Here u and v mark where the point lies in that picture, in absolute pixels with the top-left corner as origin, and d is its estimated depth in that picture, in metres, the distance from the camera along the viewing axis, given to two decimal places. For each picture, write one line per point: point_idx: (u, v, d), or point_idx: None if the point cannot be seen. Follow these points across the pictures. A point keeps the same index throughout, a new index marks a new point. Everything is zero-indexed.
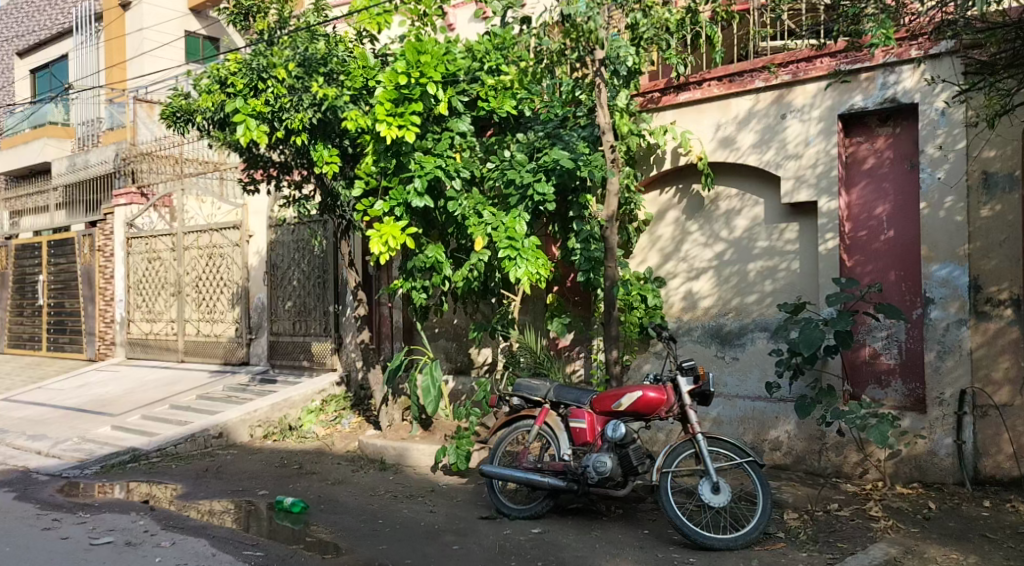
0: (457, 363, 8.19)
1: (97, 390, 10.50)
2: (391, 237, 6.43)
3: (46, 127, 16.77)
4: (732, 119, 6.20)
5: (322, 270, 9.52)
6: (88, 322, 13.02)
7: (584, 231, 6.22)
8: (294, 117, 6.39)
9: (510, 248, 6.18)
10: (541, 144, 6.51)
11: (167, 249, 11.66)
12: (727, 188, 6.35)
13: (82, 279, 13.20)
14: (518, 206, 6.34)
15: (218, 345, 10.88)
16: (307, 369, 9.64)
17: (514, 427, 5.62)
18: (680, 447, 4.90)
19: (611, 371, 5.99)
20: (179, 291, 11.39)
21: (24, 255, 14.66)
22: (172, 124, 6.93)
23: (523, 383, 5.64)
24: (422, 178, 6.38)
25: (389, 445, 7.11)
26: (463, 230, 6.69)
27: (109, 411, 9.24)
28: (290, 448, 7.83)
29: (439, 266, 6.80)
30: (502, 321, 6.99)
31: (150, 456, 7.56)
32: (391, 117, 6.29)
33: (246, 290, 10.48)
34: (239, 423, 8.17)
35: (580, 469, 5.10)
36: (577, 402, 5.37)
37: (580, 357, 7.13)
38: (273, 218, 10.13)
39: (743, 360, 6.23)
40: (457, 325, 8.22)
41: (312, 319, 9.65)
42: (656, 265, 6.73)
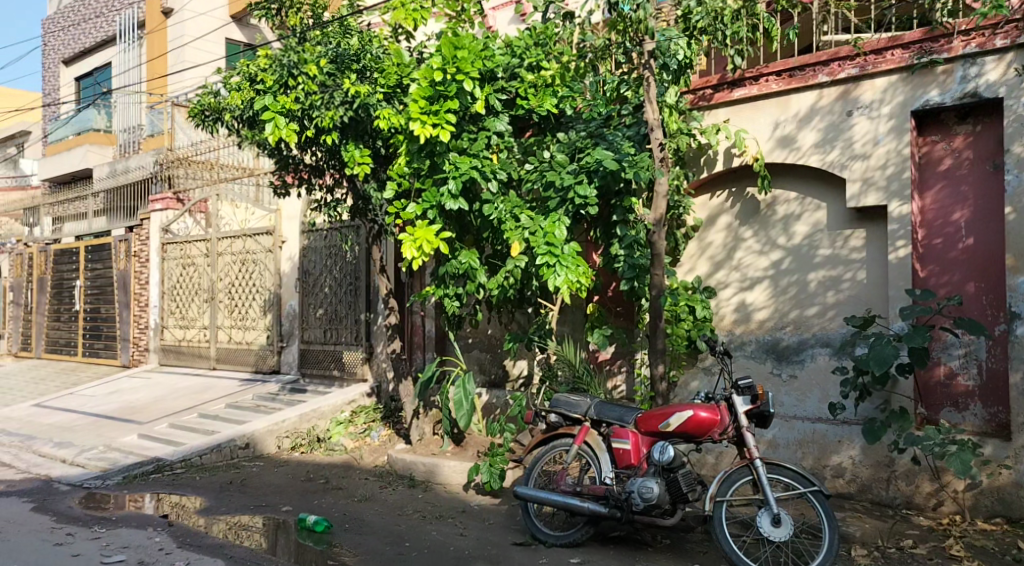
0: (491, 375, 7.80)
1: (127, 397, 10.36)
2: (424, 241, 6.06)
3: (89, 134, 17.33)
4: (792, 117, 5.74)
5: (354, 277, 9.24)
6: (123, 328, 12.97)
7: (629, 236, 5.78)
8: (325, 115, 6.08)
9: (548, 254, 5.77)
10: (583, 144, 6.11)
11: (201, 254, 11.54)
12: (785, 192, 5.87)
13: (118, 285, 13.17)
14: (559, 209, 5.93)
15: (249, 353, 10.67)
16: (337, 378, 9.35)
17: (551, 446, 5.19)
18: (736, 474, 4.44)
19: (657, 388, 5.54)
20: (212, 297, 11.24)
21: (63, 260, 14.74)
22: (201, 122, 6.71)
23: (562, 400, 5.21)
24: (456, 179, 6.05)
25: (419, 461, 6.73)
26: (499, 235, 6.32)
27: (138, 419, 9.07)
28: (317, 461, 7.52)
29: (473, 274, 6.44)
30: (540, 331, 6.58)
31: (174, 466, 7.32)
32: (425, 115, 5.95)
33: (278, 296, 10.27)
34: (266, 433, 7.89)
35: (624, 495, 4.66)
36: (620, 420, 4.92)
37: (623, 371, 6.69)
38: (306, 223, 9.91)
39: (802, 378, 5.74)
40: (492, 336, 7.84)
41: (343, 327, 9.37)
42: (705, 274, 6.29)
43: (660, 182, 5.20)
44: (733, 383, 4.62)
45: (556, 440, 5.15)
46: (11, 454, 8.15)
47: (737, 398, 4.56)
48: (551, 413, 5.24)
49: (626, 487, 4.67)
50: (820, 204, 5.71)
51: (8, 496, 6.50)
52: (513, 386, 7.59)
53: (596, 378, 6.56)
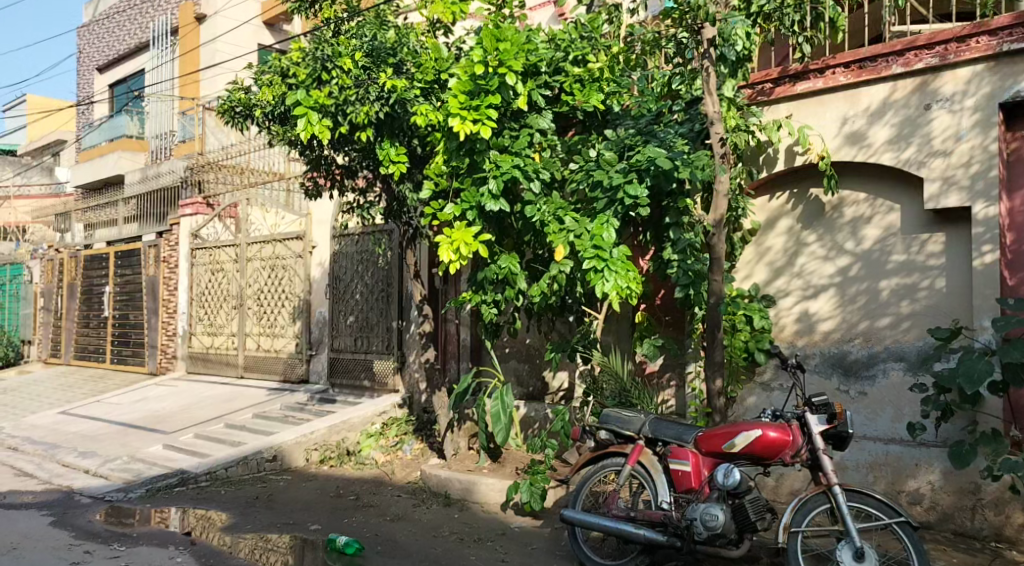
0: (529, 387, 7.42)
1: (154, 406, 10.16)
2: (462, 244, 5.71)
3: (122, 140, 17.45)
4: (862, 112, 5.30)
5: (386, 283, 8.93)
6: (151, 335, 12.81)
7: (683, 240, 5.36)
8: (360, 110, 5.76)
9: (596, 258, 5.36)
10: (632, 141, 5.71)
11: (230, 260, 11.33)
12: (854, 193, 5.43)
13: (146, 291, 13.04)
14: (606, 210, 5.53)
15: (277, 362, 10.41)
16: (368, 389, 9.02)
17: (600, 465, 4.76)
18: (812, 502, 4.00)
19: (715, 404, 5.12)
20: (241, 304, 11.01)
21: (93, 266, 14.68)
22: (230, 120, 6.44)
23: (612, 415, 4.79)
24: (497, 179, 5.69)
25: (455, 477, 6.35)
26: (541, 238, 5.94)
27: (164, 429, 8.83)
28: (347, 475, 7.19)
29: (513, 280, 6.07)
30: (585, 341, 6.20)
31: (199, 479, 7.04)
32: (465, 110, 5.63)
33: (308, 303, 10.02)
34: (295, 446, 7.59)
35: (684, 522, 4.23)
36: (679, 439, 4.50)
37: (672, 385, 6.27)
38: (337, 228, 9.63)
39: (872, 395, 5.27)
40: (531, 346, 7.46)
41: (374, 336, 9.06)
42: (764, 281, 5.85)
43: (720, 181, 4.77)
44: (806, 399, 4.17)
45: (607, 460, 4.73)
46: (34, 464, 7.98)
47: (811, 416, 4.13)
48: (601, 430, 4.82)
49: (686, 514, 4.25)
50: (893, 205, 5.25)
51: (27, 509, 6.31)
52: (552, 399, 7.23)
53: (644, 393, 6.14)
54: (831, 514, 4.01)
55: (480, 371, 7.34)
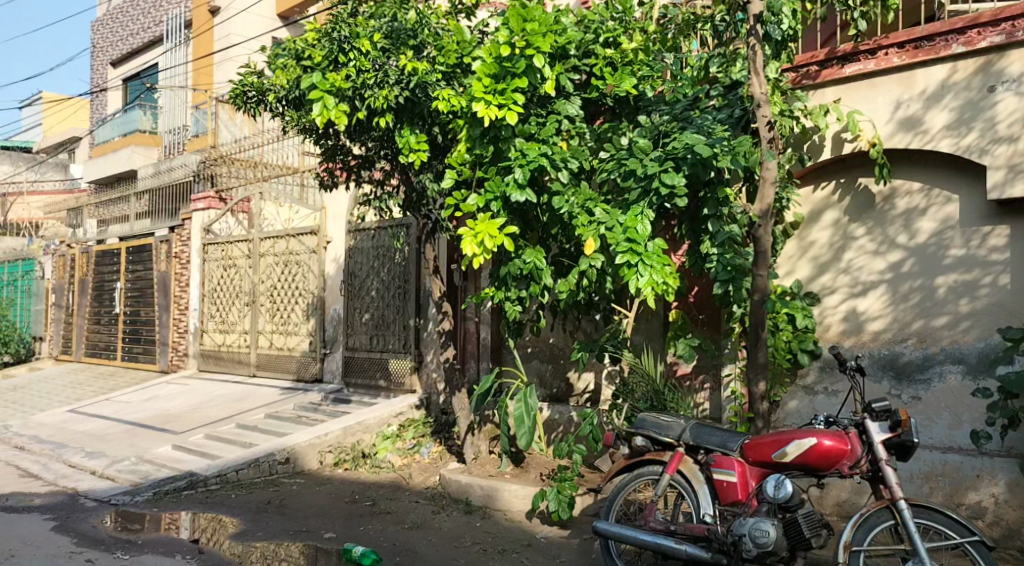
0: (553, 389, 7.09)
1: (164, 405, 9.91)
2: (487, 237, 5.36)
3: (136, 135, 17.36)
4: (918, 95, 4.93)
5: (403, 280, 8.63)
6: (162, 332, 12.58)
7: (722, 233, 5.01)
8: (378, 94, 5.48)
9: (629, 251, 5.01)
10: (667, 127, 5.37)
11: (243, 256, 11.07)
12: (906, 182, 5.06)
13: (157, 287, 12.81)
14: (640, 200, 5.19)
15: (290, 360, 10.13)
16: (383, 389, 8.72)
17: (636, 474, 4.42)
18: (874, 518, 3.64)
19: (758, 409, 4.76)
20: (253, 300, 10.74)
21: (105, 262, 14.48)
22: (243, 106, 6.14)
23: (649, 420, 4.42)
24: (523, 168, 5.37)
25: (477, 483, 6.02)
26: (570, 232, 5.60)
27: (173, 429, 8.56)
28: (362, 480, 6.89)
29: (540, 275, 5.75)
30: (615, 338, 5.84)
31: (209, 482, 6.76)
32: (490, 94, 5.32)
33: (322, 300, 9.73)
34: (308, 447, 7.28)
35: (730, 538, 3.87)
36: (723, 447, 4.12)
37: (706, 387, 5.91)
38: (353, 223, 9.34)
39: (927, 401, 4.89)
40: (554, 345, 7.13)
41: (390, 334, 8.76)
42: (807, 277, 5.48)
43: (767, 167, 4.40)
44: (865, 405, 3.81)
45: (643, 469, 4.36)
46: (40, 464, 7.75)
47: (872, 423, 3.76)
48: (637, 436, 4.45)
49: (732, 529, 3.88)
50: (951, 195, 4.87)
51: (30, 512, 6.06)
52: (577, 401, 6.91)
53: (678, 395, 5.80)
54: (895, 531, 3.66)
55: (502, 372, 7.00)
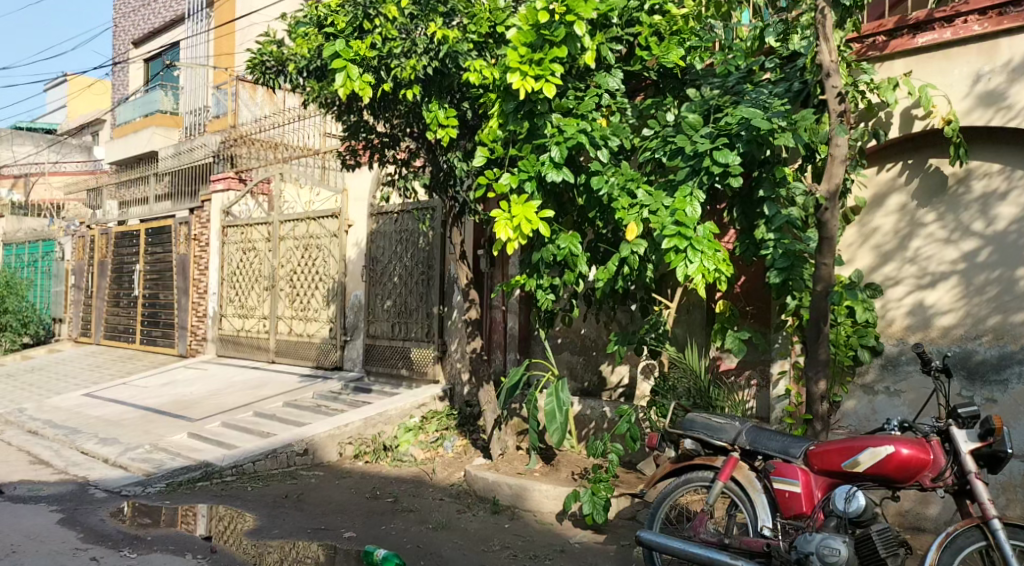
0: (585, 382, 6.72)
1: (181, 391, 9.67)
2: (523, 220, 4.96)
3: (156, 116, 17.18)
4: (1001, 67, 4.44)
5: (427, 266, 8.28)
6: (180, 316, 12.36)
7: (780, 216, 4.58)
8: (405, 64, 5.14)
9: (678, 236, 4.59)
10: (719, 102, 4.94)
11: (262, 239, 10.78)
12: (984, 164, 4.59)
13: (176, 270, 12.58)
14: (687, 180, 4.78)
15: (310, 347, 9.84)
16: (405, 378, 8.40)
17: (683, 480, 4.02)
18: (962, 539, 3.22)
19: (817, 410, 4.35)
20: (272, 285, 10.45)
21: (124, 244, 14.30)
22: (261, 77, 5.77)
23: (699, 421, 4.03)
24: (560, 145, 4.96)
25: (505, 481, 5.66)
26: (610, 215, 5.19)
27: (189, 415, 8.31)
28: (383, 474, 6.58)
29: (576, 262, 5.38)
30: (657, 329, 5.44)
31: (224, 474, 6.47)
32: (527, 65, 4.90)
33: (343, 285, 9.41)
34: (327, 439, 6.98)
35: (794, 556, 3.47)
36: (784, 454, 3.73)
37: (751, 384, 5.50)
38: (375, 205, 8.99)
39: (1003, 404, 4.45)
40: (586, 337, 6.75)
41: (413, 322, 8.42)
42: (867, 267, 5.03)
43: (837, 143, 3.96)
44: (950, 411, 3.38)
45: (691, 474, 3.98)
46: (52, 450, 7.53)
47: (958, 431, 3.34)
48: (685, 438, 4.07)
49: (796, 546, 3.48)
50: None
51: (37, 503, 5.81)
52: (610, 396, 6.54)
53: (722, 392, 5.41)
54: (986, 553, 3.23)
55: (531, 366, 6.52)
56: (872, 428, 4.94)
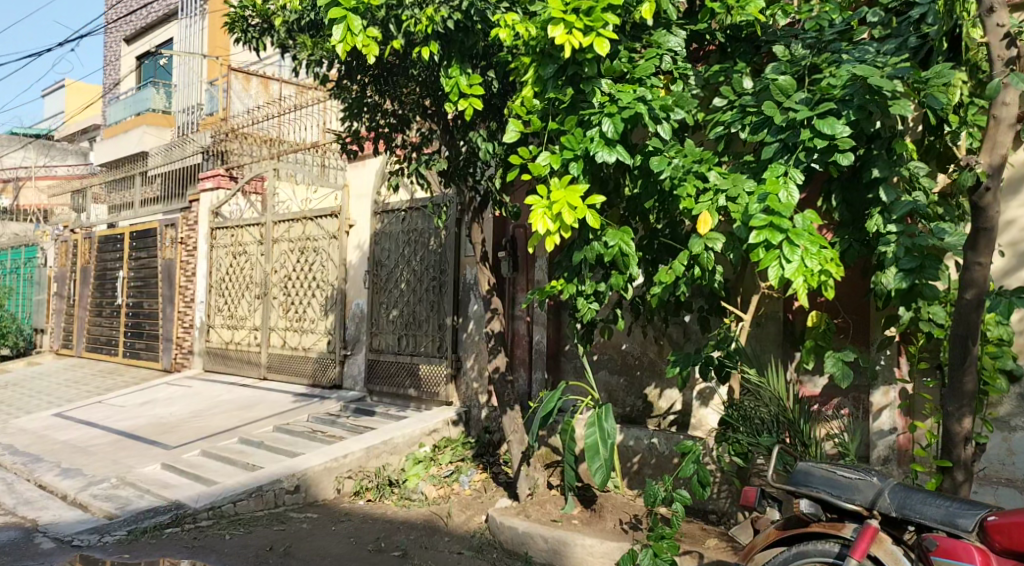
0: (626, 408, 5.70)
1: (161, 411, 8.65)
2: (567, 207, 3.90)
3: (146, 114, 16.36)
4: None
5: (440, 271, 7.28)
6: (166, 327, 11.35)
7: (903, 203, 3.59)
8: (421, 16, 4.22)
9: (770, 227, 3.55)
10: (814, 62, 3.94)
11: (254, 242, 9.77)
12: None
13: (161, 276, 11.58)
14: (776, 159, 3.78)
15: (305, 362, 8.81)
16: (413, 399, 7.39)
17: (795, 553, 2.97)
18: None
19: (960, 456, 3.32)
20: (265, 293, 9.44)
21: (108, 249, 13.32)
22: (241, 35, 4.81)
23: (818, 476, 3.00)
24: (614, 117, 3.95)
25: (539, 534, 4.62)
26: (673, 205, 4.19)
27: (167, 441, 7.28)
28: (388, 517, 5.56)
29: (626, 263, 4.39)
30: (728, 345, 4.39)
31: (199, 517, 5.44)
32: (573, 14, 3.91)
33: (344, 293, 8.40)
34: (323, 473, 5.98)
35: None
36: (948, 523, 2.66)
37: (840, 415, 4.46)
38: (379, 203, 8.00)
39: None
40: (628, 354, 5.73)
41: (423, 334, 7.41)
42: (999, 270, 4.02)
43: (1005, 102, 2.97)
44: None
45: (808, 547, 2.93)
46: (5, 484, 6.51)
47: None
48: (799, 497, 3.03)
49: None
50: None
51: None
52: (657, 424, 5.51)
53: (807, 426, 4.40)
54: None
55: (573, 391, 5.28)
56: (1008, 474, 3.91)
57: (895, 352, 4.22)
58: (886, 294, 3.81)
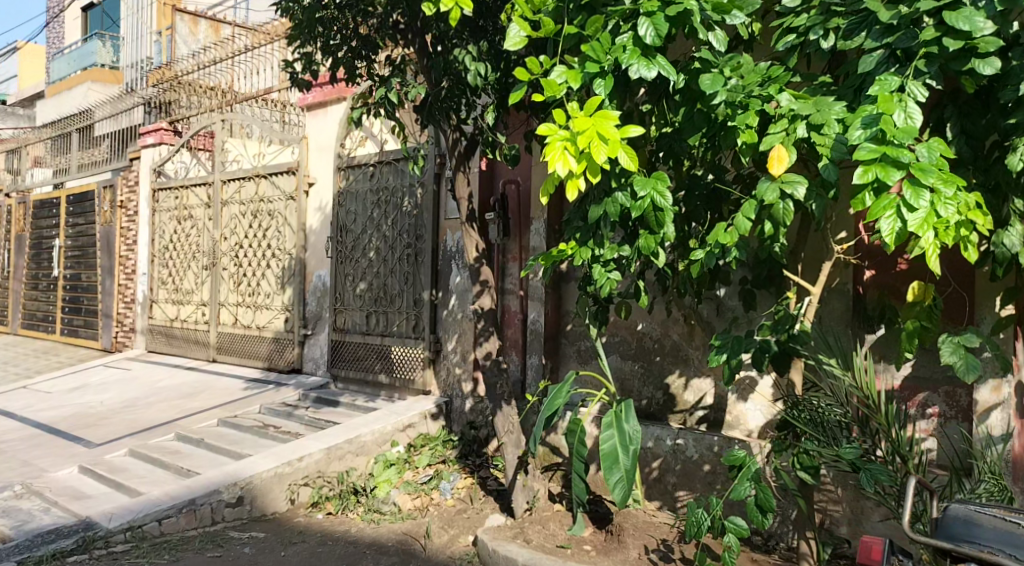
0: (643, 400, 4.70)
1: (92, 399, 7.48)
2: (597, 138, 2.80)
3: (91, 69, 15.00)
4: None
5: (416, 236, 6.19)
6: (105, 302, 10.12)
7: None
8: None
9: (881, 161, 2.52)
10: None
11: (201, 206, 8.58)
12: None
13: (100, 244, 10.32)
14: (879, 73, 2.74)
15: (260, 343, 7.68)
16: (385, 387, 6.33)
17: None
18: None
19: None
20: (214, 263, 8.27)
21: (43, 215, 11.99)
22: None
23: (988, 527, 2.01)
24: (658, 15, 2.85)
25: None
26: (725, 141, 3.14)
27: (90, 438, 6.13)
28: (351, 535, 4.52)
29: (661, 222, 3.37)
30: (789, 326, 3.40)
31: (113, 541, 4.32)
32: None
33: (303, 263, 7.26)
34: (273, 480, 4.90)
35: None
36: None
37: (929, 414, 3.49)
38: (343, 156, 6.86)
39: None
40: (645, 336, 4.72)
41: (395, 311, 6.34)
42: None
43: None
44: None
45: None
46: None
47: None
48: (963, 560, 1.99)
49: None
50: None
51: None
52: (681, 421, 4.51)
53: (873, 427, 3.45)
54: None
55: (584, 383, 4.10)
56: None
57: (1011, 333, 3.25)
58: (1012, 259, 2.86)
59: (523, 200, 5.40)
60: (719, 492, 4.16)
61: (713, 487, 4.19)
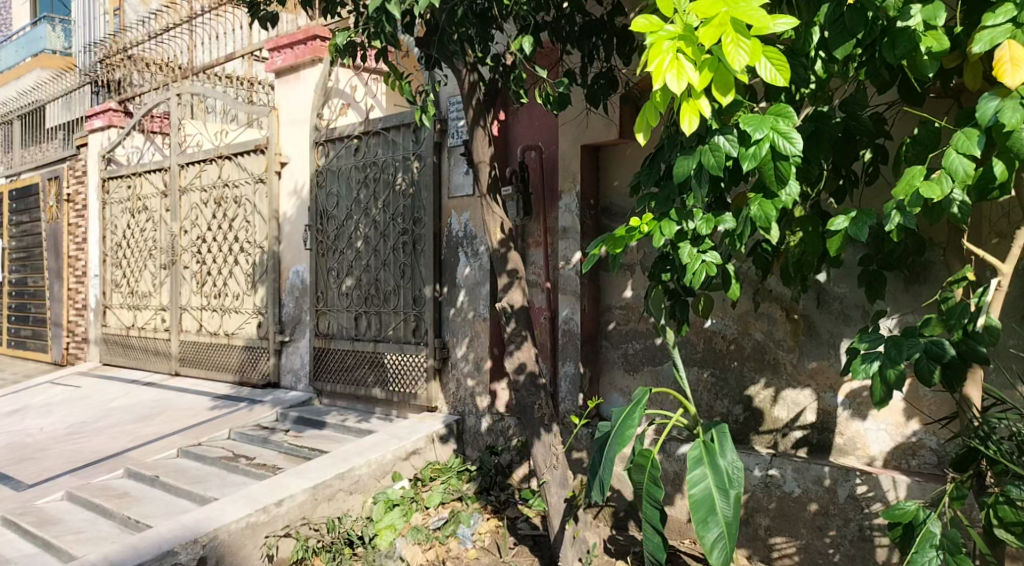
0: (715, 418, 3.68)
1: (30, 424, 6.32)
2: (732, 30, 1.76)
3: (41, 56, 13.58)
4: None
5: (413, 220, 5.11)
6: (54, 309, 8.94)
7: None
8: None
9: None
10: None
11: (156, 195, 7.43)
12: None
13: (47, 243, 9.12)
14: None
15: (229, 352, 6.57)
16: (381, 403, 5.28)
17: None
18: None
19: None
20: (173, 261, 7.14)
21: None
22: None
23: None
24: None
25: None
26: (889, 49, 2.10)
27: (19, 478, 4.98)
28: None
29: (783, 177, 2.32)
30: (968, 321, 2.36)
31: None
32: None
33: (277, 257, 6.15)
34: (245, 534, 3.73)
35: None
36: None
37: None
38: (321, 128, 5.76)
39: None
40: (715, 335, 3.70)
41: (389, 311, 5.27)
42: None
43: None
44: None
45: None
46: None
47: None
48: None
49: None
50: None
51: None
52: (771, 444, 3.50)
53: None
54: None
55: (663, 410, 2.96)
56: None
57: None
58: None
59: (547, 171, 4.38)
60: (832, 541, 3.16)
61: (824, 534, 3.20)
